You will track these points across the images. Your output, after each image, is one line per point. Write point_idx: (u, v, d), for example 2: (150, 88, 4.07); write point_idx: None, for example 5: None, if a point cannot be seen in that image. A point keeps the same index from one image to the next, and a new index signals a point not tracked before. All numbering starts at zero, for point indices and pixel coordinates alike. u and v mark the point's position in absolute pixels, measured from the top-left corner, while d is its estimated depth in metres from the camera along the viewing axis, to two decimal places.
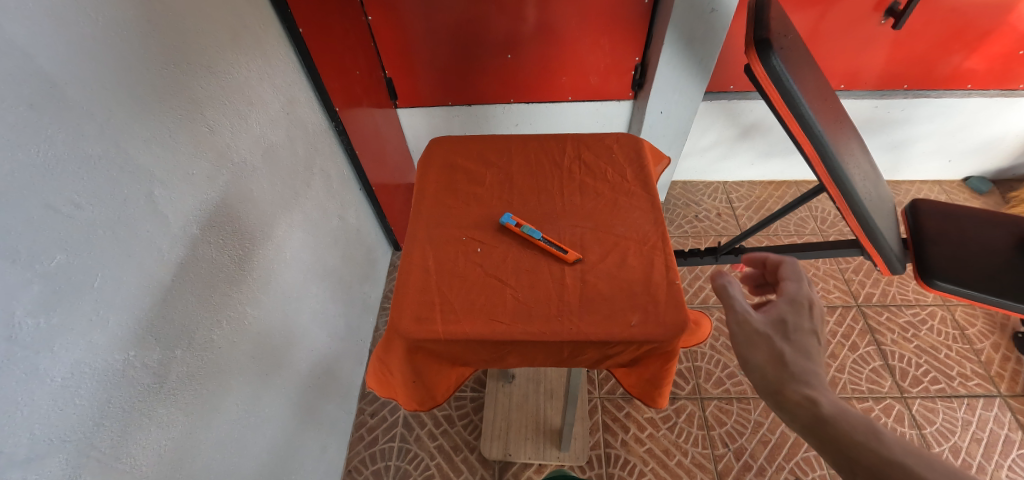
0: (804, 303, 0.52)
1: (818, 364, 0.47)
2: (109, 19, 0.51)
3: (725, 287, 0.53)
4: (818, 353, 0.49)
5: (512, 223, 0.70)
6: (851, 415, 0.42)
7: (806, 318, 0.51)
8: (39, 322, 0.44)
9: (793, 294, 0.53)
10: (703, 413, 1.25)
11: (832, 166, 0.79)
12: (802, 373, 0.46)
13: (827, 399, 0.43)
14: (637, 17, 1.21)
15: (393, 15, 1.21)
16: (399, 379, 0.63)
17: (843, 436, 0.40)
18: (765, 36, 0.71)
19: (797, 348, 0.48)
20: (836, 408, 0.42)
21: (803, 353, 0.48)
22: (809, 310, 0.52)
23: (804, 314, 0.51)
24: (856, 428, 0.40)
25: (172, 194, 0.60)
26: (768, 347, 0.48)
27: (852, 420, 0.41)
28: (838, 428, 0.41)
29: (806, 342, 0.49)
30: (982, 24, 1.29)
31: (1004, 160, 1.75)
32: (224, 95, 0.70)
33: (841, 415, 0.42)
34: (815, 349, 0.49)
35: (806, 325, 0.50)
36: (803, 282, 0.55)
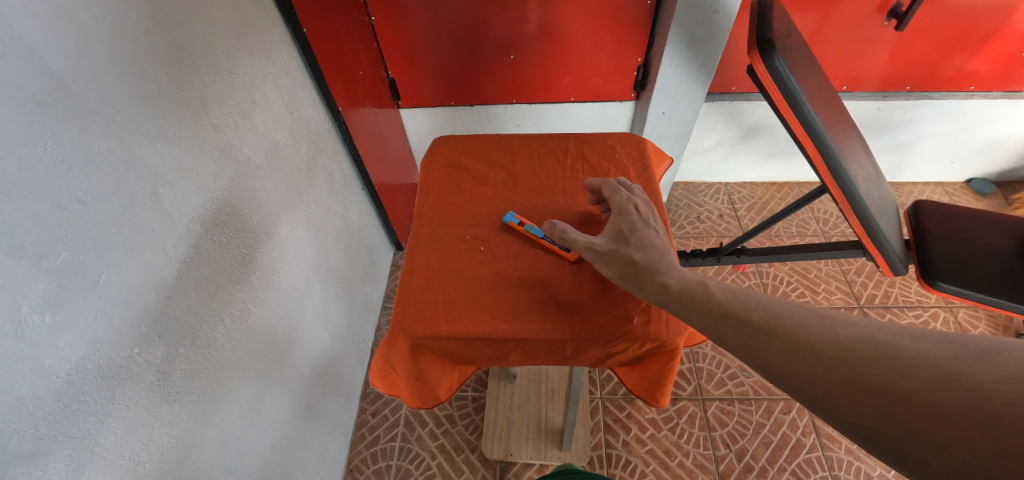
0: (625, 206, 0.62)
1: (658, 247, 0.57)
2: (116, 18, 0.51)
3: (568, 236, 0.62)
4: (654, 237, 0.58)
5: (514, 222, 0.70)
6: (691, 281, 0.51)
7: (629, 216, 0.61)
8: (44, 318, 0.45)
9: (614, 204, 0.64)
10: (705, 413, 1.25)
11: (834, 168, 0.79)
12: (649, 262, 0.55)
13: (676, 278, 0.52)
14: (640, 18, 1.21)
15: (395, 16, 1.22)
16: (401, 377, 0.63)
17: (697, 304, 0.48)
18: (767, 37, 0.71)
19: (634, 243, 0.57)
20: (681, 283, 0.51)
21: (639, 244, 0.57)
22: (634, 210, 0.62)
23: (627, 213, 0.61)
24: (748, 304, 0.45)
25: (176, 193, 0.60)
26: (617, 257, 0.58)
27: (740, 298, 0.46)
28: (688, 297, 0.49)
29: (640, 233, 0.58)
30: (985, 26, 1.29)
31: (1007, 162, 1.75)
32: (228, 94, 0.70)
33: (685, 287, 0.50)
34: (651, 235, 0.58)
35: (632, 221, 0.60)
36: (617, 191, 0.66)
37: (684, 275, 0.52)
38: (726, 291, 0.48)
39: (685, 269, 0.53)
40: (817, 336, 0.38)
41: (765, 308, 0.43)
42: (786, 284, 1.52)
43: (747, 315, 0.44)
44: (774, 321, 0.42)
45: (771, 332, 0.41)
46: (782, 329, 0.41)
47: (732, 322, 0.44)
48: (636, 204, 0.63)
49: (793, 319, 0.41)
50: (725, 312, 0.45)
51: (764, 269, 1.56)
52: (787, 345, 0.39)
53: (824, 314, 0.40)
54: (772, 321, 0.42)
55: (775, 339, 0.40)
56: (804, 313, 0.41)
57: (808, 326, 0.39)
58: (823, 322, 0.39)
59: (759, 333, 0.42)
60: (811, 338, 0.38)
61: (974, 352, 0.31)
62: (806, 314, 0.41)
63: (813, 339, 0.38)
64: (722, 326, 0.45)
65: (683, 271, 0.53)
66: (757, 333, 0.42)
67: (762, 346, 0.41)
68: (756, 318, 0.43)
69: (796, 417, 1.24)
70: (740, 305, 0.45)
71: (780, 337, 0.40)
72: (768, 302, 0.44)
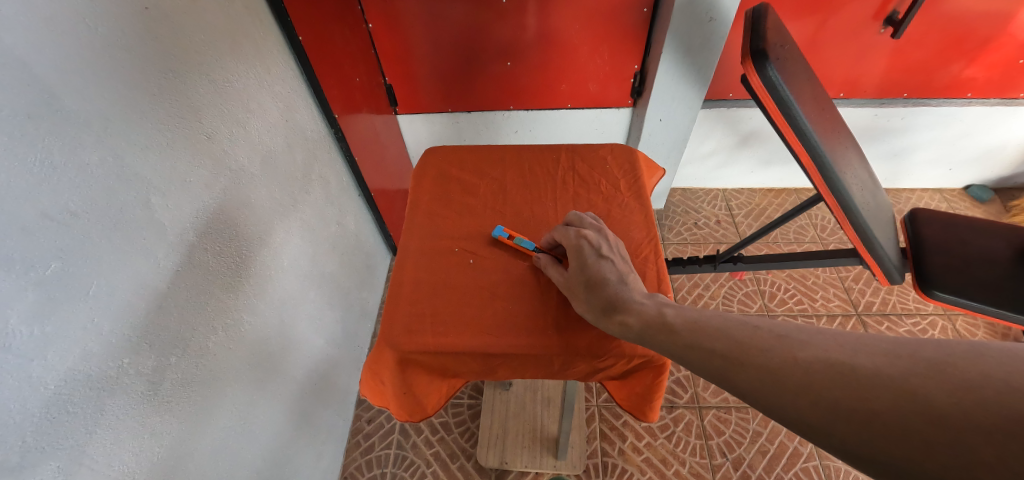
0: (577, 236, 0.63)
1: (615, 278, 0.57)
2: (108, 29, 0.51)
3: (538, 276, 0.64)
4: (610, 266, 0.58)
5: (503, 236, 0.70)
6: (651, 314, 0.51)
7: (582, 247, 0.61)
8: (33, 330, 0.44)
9: (567, 235, 0.64)
10: (701, 421, 1.24)
11: (829, 177, 0.78)
12: (607, 298, 0.55)
13: (635, 313, 0.52)
14: (636, 25, 1.21)
15: (393, 23, 1.22)
16: (389, 390, 0.62)
17: (661, 336, 0.49)
18: (761, 47, 0.71)
19: (590, 277, 0.58)
20: (640, 318, 0.51)
21: (595, 276, 0.57)
22: (588, 239, 0.62)
23: (579, 244, 0.61)
24: (710, 331, 0.45)
25: (168, 202, 0.60)
26: (577, 294, 0.58)
27: (702, 324, 0.46)
28: (651, 332, 0.49)
29: (595, 265, 0.59)
30: (982, 33, 1.29)
31: (1005, 169, 1.74)
32: (222, 103, 0.70)
33: (645, 321, 0.51)
34: (607, 265, 0.58)
35: (585, 252, 0.60)
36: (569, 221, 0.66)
37: (644, 307, 0.52)
38: (685, 320, 0.48)
39: (644, 300, 0.53)
40: (778, 363, 0.38)
41: (727, 335, 0.44)
42: (783, 291, 1.52)
43: (709, 342, 0.44)
44: (736, 347, 0.42)
45: (735, 360, 0.41)
46: (747, 356, 0.41)
47: (696, 351, 0.45)
48: (589, 232, 0.63)
49: (753, 343, 0.41)
50: (687, 341, 0.46)
51: (761, 276, 1.56)
52: (751, 371, 0.40)
53: (783, 337, 0.40)
54: (733, 346, 0.42)
55: (741, 367, 0.40)
56: (765, 334, 0.41)
57: (770, 350, 0.40)
58: (781, 345, 0.39)
59: (725, 362, 0.42)
60: (774, 365, 0.38)
61: (925, 365, 0.31)
62: (766, 336, 0.41)
63: (776, 364, 0.38)
64: (687, 355, 0.45)
65: (644, 304, 0.53)
66: (721, 358, 0.42)
67: (726, 373, 0.41)
68: (718, 345, 0.43)
69: None
70: (702, 331, 0.46)
71: (745, 362, 0.40)
72: (729, 326, 0.44)
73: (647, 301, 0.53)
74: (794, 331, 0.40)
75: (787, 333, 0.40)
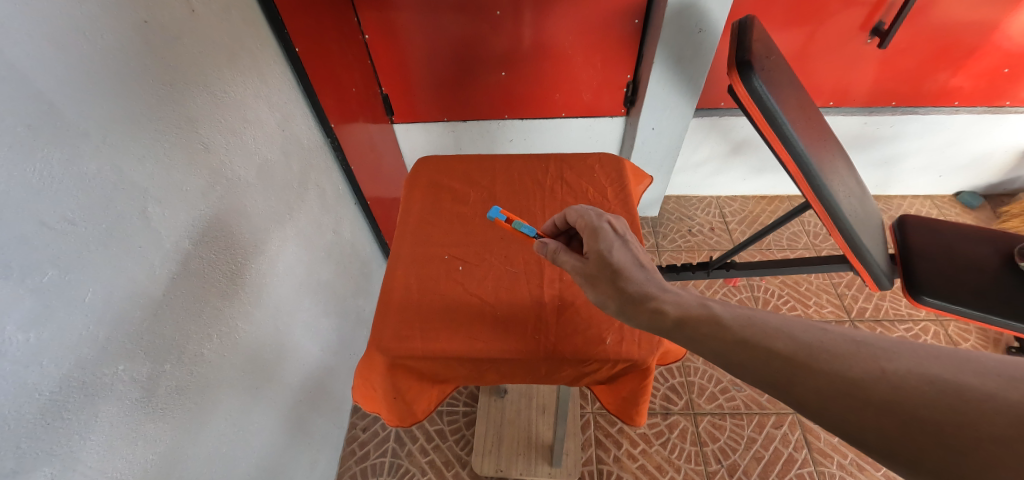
0: (597, 222, 0.61)
1: (639, 266, 0.55)
2: (107, 42, 0.53)
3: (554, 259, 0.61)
4: (632, 252, 0.57)
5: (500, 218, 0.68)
6: (687, 306, 0.49)
7: (604, 233, 0.60)
8: (28, 337, 0.45)
9: (585, 221, 0.63)
10: (696, 428, 1.24)
11: (815, 185, 0.80)
12: (635, 284, 0.53)
13: (668, 301, 0.50)
14: (628, 36, 1.24)
15: (389, 34, 1.24)
16: (380, 396, 0.63)
17: (704, 329, 0.45)
18: (746, 58, 0.73)
19: (614, 261, 0.56)
20: (676, 306, 0.49)
21: (620, 261, 0.56)
22: (608, 225, 0.61)
23: (600, 229, 0.60)
24: (767, 331, 0.42)
25: (165, 211, 0.61)
26: (598, 279, 0.56)
27: (755, 322, 0.43)
28: (690, 322, 0.47)
29: (618, 253, 0.57)
30: (967, 43, 1.32)
31: (994, 176, 1.77)
32: (218, 114, 0.72)
33: (683, 310, 0.48)
34: (630, 252, 0.57)
35: (607, 238, 0.59)
36: (583, 209, 0.65)
37: (677, 297, 0.51)
38: (733, 313, 0.45)
39: (676, 292, 0.51)
40: (861, 375, 0.35)
41: (787, 337, 0.41)
42: (777, 298, 1.53)
43: (767, 343, 0.41)
44: (803, 352, 0.39)
45: (803, 365, 0.38)
46: (821, 362, 0.37)
47: (748, 351, 0.41)
48: (608, 219, 0.62)
49: (826, 348, 0.38)
50: (738, 339, 0.42)
51: (755, 282, 1.57)
52: (823, 379, 0.36)
53: (861, 343, 0.37)
54: (798, 350, 0.39)
55: (812, 374, 0.37)
56: (837, 339, 0.38)
57: (849, 357, 0.37)
58: (860, 352, 0.37)
59: (789, 368, 0.38)
60: (858, 376, 0.35)
61: None
62: (838, 340, 0.38)
63: (859, 375, 0.35)
64: (735, 354, 0.42)
65: (675, 294, 0.51)
66: (784, 362, 0.39)
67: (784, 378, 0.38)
68: (779, 347, 0.40)
69: (788, 431, 1.24)
70: (757, 332, 0.42)
71: (817, 369, 0.37)
72: (791, 327, 0.41)
73: (678, 290, 0.52)
74: (871, 337, 0.37)
75: (865, 337, 0.37)
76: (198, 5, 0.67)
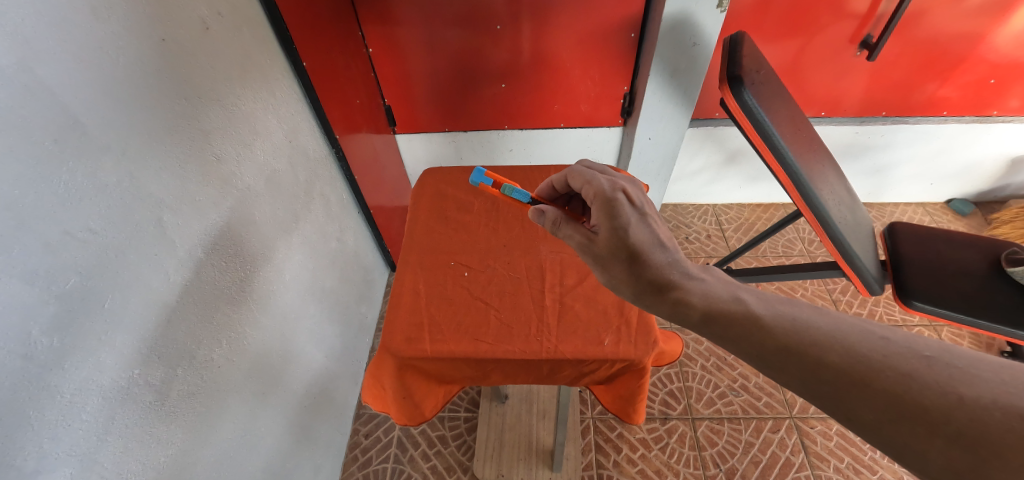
0: (612, 196, 0.60)
1: (656, 248, 0.57)
2: (129, 60, 0.55)
3: (567, 235, 0.61)
4: (649, 232, 0.58)
5: (486, 183, 0.72)
6: (715, 298, 0.51)
7: (619, 209, 0.59)
8: (52, 341, 0.47)
9: (599, 195, 0.62)
10: (695, 433, 1.26)
11: (805, 193, 0.83)
12: (655, 270, 0.55)
13: (693, 292, 0.52)
14: (625, 49, 1.27)
15: (392, 47, 1.27)
16: (389, 396, 0.65)
17: (736, 324, 0.48)
18: (737, 73, 0.76)
19: (632, 244, 0.57)
20: (703, 298, 0.51)
21: (637, 245, 0.57)
22: (623, 200, 0.61)
23: (616, 205, 0.59)
24: (820, 339, 0.44)
25: (180, 221, 0.63)
26: (614, 262, 0.57)
27: (803, 328, 0.45)
28: (719, 317, 0.49)
29: (635, 230, 0.58)
30: (954, 54, 1.36)
31: (984, 184, 1.80)
32: (230, 126, 0.74)
33: (709, 303, 0.50)
34: (647, 232, 0.58)
35: (624, 216, 0.59)
36: (596, 179, 0.63)
37: (701, 286, 0.52)
38: (772, 313, 0.47)
39: (702, 282, 0.53)
40: (937, 400, 0.37)
41: (844, 347, 0.42)
42: None
43: (821, 352, 0.43)
44: (865, 366, 0.41)
45: (866, 380, 0.40)
46: (887, 380, 0.39)
47: (799, 358, 0.43)
48: (622, 193, 0.61)
49: (891, 364, 0.40)
50: (784, 344, 0.44)
51: None
52: (890, 398, 0.39)
53: (930, 362, 0.39)
54: (860, 363, 0.41)
55: (880, 392, 0.39)
56: (905, 356, 0.40)
57: (921, 378, 0.39)
58: (931, 373, 0.39)
59: (850, 381, 0.40)
60: (933, 400, 0.37)
61: None
62: (906, 355, 0.40)
63: (934, 400, 0.37)
64: (783, 360, 0.44)
65: (699, 282, 0.53)
66: (845, 374, 0.41)
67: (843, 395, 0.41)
68: (836, 358, 0.42)
69: (784, 436, 1.25)
70: (808, 339, 0.44)
71: (883, 387, 0.39)
72: (848, 336, 0.43)
73: (700, 278, 0.54)
74: (939, 354, 0.40)
75: (933, 356, 0.40)
76: (212, 23, 0.70)
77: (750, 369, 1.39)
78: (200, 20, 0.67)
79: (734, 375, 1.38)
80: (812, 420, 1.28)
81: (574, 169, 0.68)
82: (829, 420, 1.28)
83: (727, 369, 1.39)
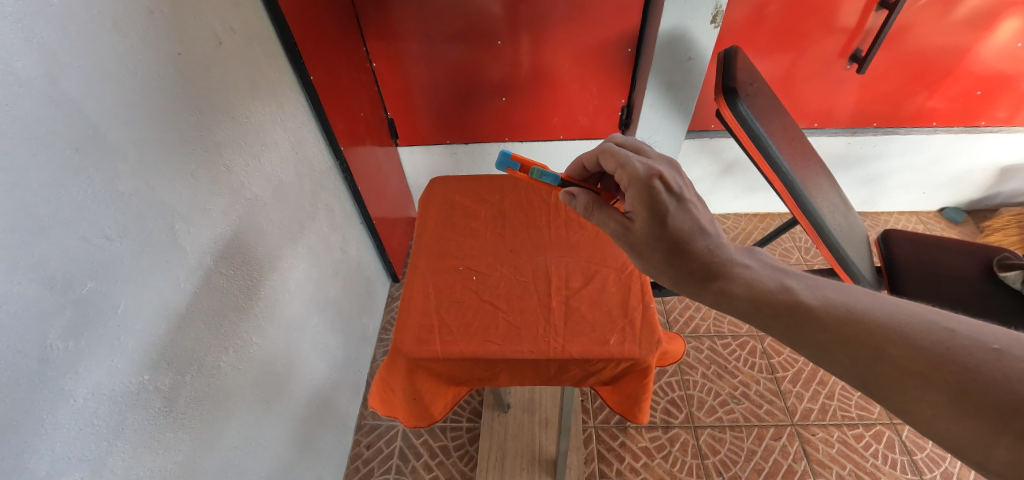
0: (649, 182, 0.60)
1: (697, 236, 0.58)
2: (147, 74, 0.57)
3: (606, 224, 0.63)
4: (689, 219, 0.59)
5: (511, 167, 0.74)
6: (758, 287, 0.52)
7: (657, 197, 0.59)
8: (67, 345, 0.48)
9: (635, 180, 0.61)
10: (697, 441, 1.26)
11: (800, 201, 0.85)
12: (697, 259, 0.57)
13: (736, 281, 0.54)
14: (623, 62, 1.31)
15: (395, 62, 1.30)
16: (400, 397, 0.67)
17: (784, 313, 0.49)
18: (731, 85, 0.80)
19: (673, 234, 0.58)
20: (748, 287, 0.52)
21: (677, 235, 0.58)
22: (660, 186, 0.60)
23: (654, 192, 0.59)
24: (876, 329, 0.43)
25: (191, 229, 0.65)
26: (653, 252, 0.59)
27: (858, 317, 0.45)
28: (762, 305, 0.51)
29: (674, 220, 0.58)
30: (941, 67, 1.40)
31: (975, 192, 1.84)
32: (240, 138, 0.76)
33: (755, 292, 0.52)
34: (686, 219, 0.59)
35: (663, 204, 0.59)
36: (631, 162, 0.62)
37: (746, 274, 0.54)
38: (821, 302, 0.47)
39: (747, 272, 0.54)
40: (1005, 395, 0.35)
41: (903, 337, 0.42)
42: None
43: (876, 342, 0.42)
44: (925, 357, 0.40)
45: (924, 373, 0.39)
46: (948, 372, 0.38)
47: (855, 350, 0.43)
48: (659, 177, 0.60)
49: (955, 357, 0.39)
50: (836, 333, 0.44)
51: None
52: (952, 389, 0.38)
53: (999, 354, 0.37)
54: (920, 355, 0.40)
55: (939, 384, 0.38)
56: (970, 348, 0.39)
57: (986, 371, 0.37)
58: (999, 366, 0.37)
59: (905, 373, 0.40)
60: (999, 395, 0.35)
61: None
62: (971, 347, 0.39)
63: (1001, 395, 0.35)
64: (835, 351, 0.44)
65: (743, 270, 0.55)
66: (902, 366, 0.40)
67: (895, 388, 0.41)
68: (892, 348, 0.41)
69: (786, 443, 1.26)
70: (864, 329, 0.43)
71: (945, 379, 0.38)
72: (909, 327, 0.42)
73: (744, 264, 0.55)
74: (1009, 346, 0.38)
75: (1003, 349, 0.37)
76: (225, 38, 0.72)
77: (750, 377, 1.39)
78: (214, 35, 0.70)
79: (735, 383, 1.38)
80: (813, 427, 1.29)
81: (606, 146, 0.67)
82: (830, 427, 1.29)
83: (728, 377, 1.40)
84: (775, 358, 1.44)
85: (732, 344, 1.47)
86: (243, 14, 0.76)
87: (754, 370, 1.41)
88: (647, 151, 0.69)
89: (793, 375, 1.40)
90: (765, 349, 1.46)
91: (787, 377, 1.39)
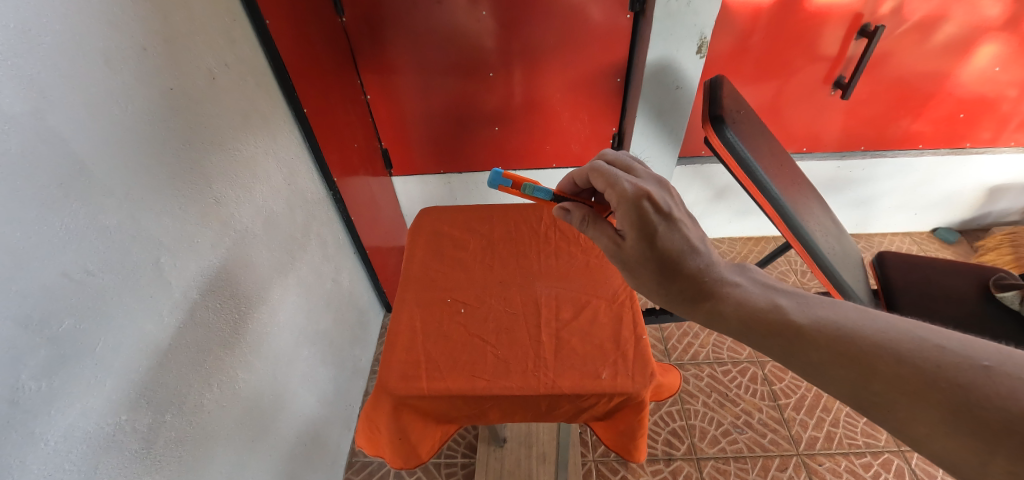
0: (637, 202, 0.59)
1: (687, 255, 0.57)
2: (138, 108, 0.58)
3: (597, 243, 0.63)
4: (680, 239, 0.58)
5: (504, 184, 0.73)
6: (750, 305, 0.51)
7: (646, 217, 0.58)
8: (40, 385, 0.46)
9: (623, 199, 0.60)
10: (701, 474, 1.22)
11: (792, 226, 0.85)
12: (688, 279, 0.56)
13: (727, 301, 0.53)
14: (613, 91, 1.33)
15: (390, 94, 1.33)
16: (385, 436, 0.65)
17: (776, 333, 0.48)
18: (718, 113, 0.81)
19: (662, 254, 0.57)
20: (739, 307, 0.51)
21: (668, 254, 0.57)
22: (650, 206, 0.59)
23: (642, 213, 0.58)
24: (868, 346, 0.42)
25: (177, 263, 0.64)
26: (644, 271, 0.59)
27: (850, 334, 0.43)
28: (755, 324, 0.49)
29: (666, 239, 0.58)
30: (924, 91, 1.43)
31: (966, 212, 1.85)
32: (232, 169, 0.76)
33: (746, 311, 0.51)
34: (676, 238, 0.58)
35: (652, 225, 0.58)
36: (619, 182, 0.61)
37: (738, 293, 0.53)
38: (814, 321, 0.46)
39: (740, 290, 0.53)
40: (996, 413, 0.34)
41: (894, 355, 0.40)
42: None
43: (869, 360, 0.41)
44: (918, 375, 0.38)
45: (915, 391, 0.38)
46: (940, 392, 0.37)
47: (849, 368, 0.42)
48: (647, 197, 0.59)
49: (946, 375, 0.38)
50: (828, 351, 0.43)
51: None
52: (946, 406, 0.37)
53: (991, 372, 0.36)
54: (911, 373, 0.39)
55: (931, 403, 0.37)
56: (961, 365, 0.37)
57: (979, 389, 0.36)
58: (992, 384, 0.36)
59: (898, 391, 0.39)
60: (995, 413, 0.34)
61: None
62: (962, 364, 0.37)
63: (995, 413, 0.34)
64: (829, 368, 0.43)
65: (735, 288, 0.54)
66: (894, 384, 0.39)
67: (889, 405, 0.39)
68: (884, 365, 0.40)
69: (793, 474, 1.22)
70: (856, 346, 0.42)
71: (935, 397, 0.37)
72: (901, 344, 0.41)
73: (735, 282, 0.55)
74: (1002, 363, 0.36)
75: (994, 366, 0.36)
76: (218, 73, 0.73)
77: (752, 405, 1.36)
78: (208, 71, 0.71)
79: (737, 412, 1.35)
80: (820, 456, 1.25)
81: (595, 165, 0.66)
82: (837, 456, 1.25)
83: (729, 405, 1.36)
84: (776, 384, 1.41)
85: (732, 371, 1.45)
86: (237, 50, 0.78)
87: (755, 398, 1.38)
88: (637, 169, 0.69)
89: (796, 401, 1.37)
90: (767, 375, 1.43)
91: (790, 404, 1.36)
